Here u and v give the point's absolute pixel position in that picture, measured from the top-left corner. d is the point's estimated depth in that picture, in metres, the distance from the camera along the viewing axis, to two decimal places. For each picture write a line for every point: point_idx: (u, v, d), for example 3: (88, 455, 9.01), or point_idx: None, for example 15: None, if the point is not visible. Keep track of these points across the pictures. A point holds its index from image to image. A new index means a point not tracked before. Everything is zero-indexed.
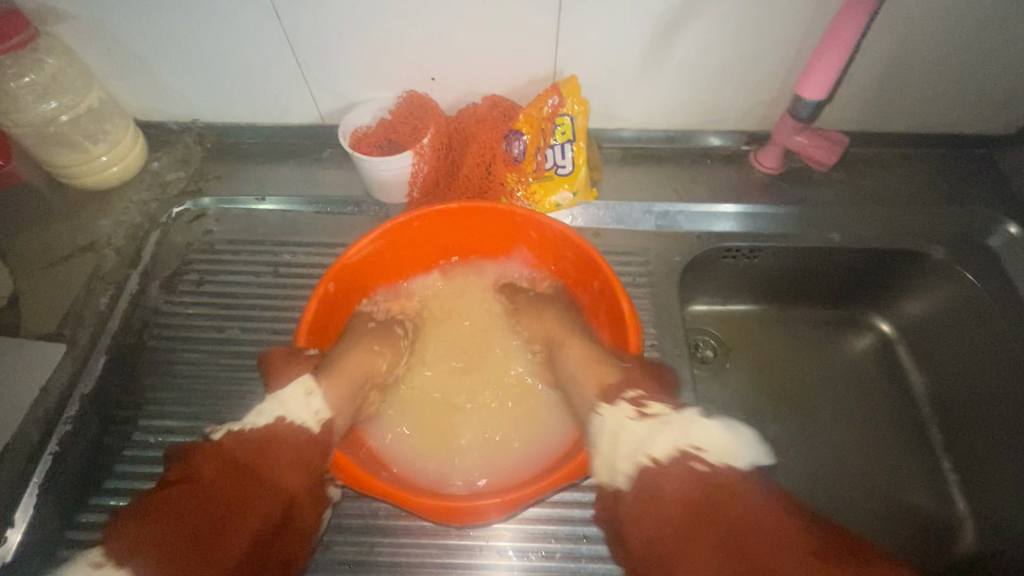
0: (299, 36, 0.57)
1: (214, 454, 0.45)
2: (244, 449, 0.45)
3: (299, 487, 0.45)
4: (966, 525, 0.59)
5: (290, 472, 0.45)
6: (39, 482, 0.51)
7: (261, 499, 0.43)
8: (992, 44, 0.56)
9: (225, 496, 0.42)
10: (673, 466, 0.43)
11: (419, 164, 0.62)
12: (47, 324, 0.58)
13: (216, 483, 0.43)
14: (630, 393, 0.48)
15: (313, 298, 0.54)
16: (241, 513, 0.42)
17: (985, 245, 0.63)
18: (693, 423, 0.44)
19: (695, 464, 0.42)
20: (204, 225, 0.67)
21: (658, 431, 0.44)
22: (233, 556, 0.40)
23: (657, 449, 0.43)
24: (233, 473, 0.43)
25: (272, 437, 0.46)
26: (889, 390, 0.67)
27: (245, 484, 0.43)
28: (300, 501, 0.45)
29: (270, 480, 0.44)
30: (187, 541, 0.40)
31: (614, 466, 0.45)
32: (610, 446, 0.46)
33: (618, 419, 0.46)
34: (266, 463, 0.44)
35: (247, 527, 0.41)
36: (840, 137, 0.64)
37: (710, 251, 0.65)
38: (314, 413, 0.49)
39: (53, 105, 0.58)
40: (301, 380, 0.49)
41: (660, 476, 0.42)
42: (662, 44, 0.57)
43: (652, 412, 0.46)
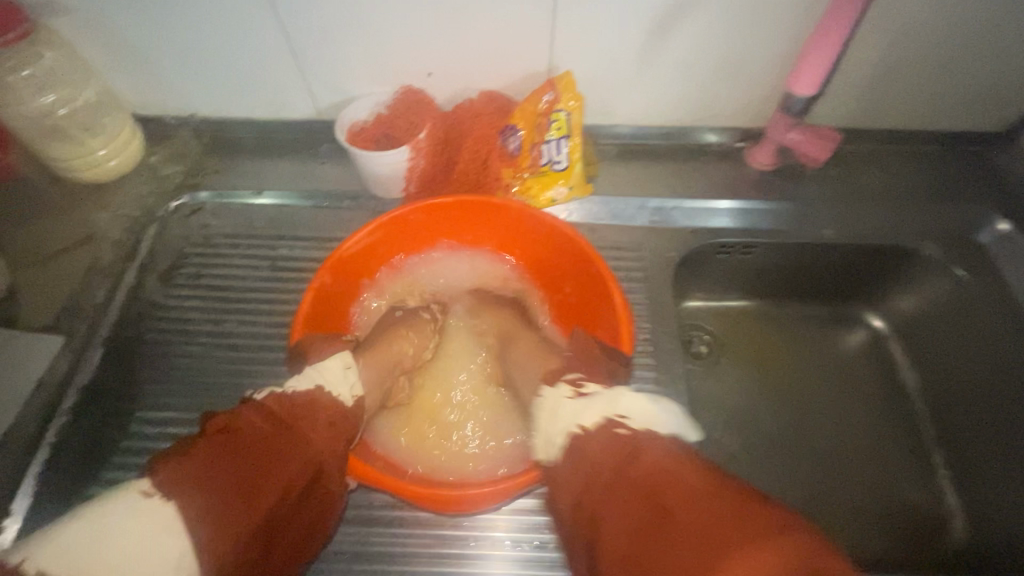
0: (296, 31, 0.57)
1: (261, 408, 0.43)
2: (286, 410, 0.44)
3: (330, 452, 0.44)
4: (956, 519, 0.60)
5: (325, 436, 0.45)
6: (37, 472, 0.52)
7: (302, 459, 0.42)
8: (982, 43, 0.57)
9: (269, 447, 0.41)
10: (597, 431, 0.44)
11: (416, 159, 0.62)
12: (45, 317, 0.59)
13: (260, 435, 0.41)
14: (573, 376, 0.51)
15: (310, 289, 0.55)
16: (283, 469, 0.41)
17: (977, 242, 0.64)
18: (622, 395, 0.46)
19: (616, 430, 0.43)
20: (201, 219, 0.67)
21: (588, 406, 0.46)
22: (267, 507, 0.39)
23: (585, 418, 0.45)
24: (274, 428, 0.42)
25: (310, 402, 0.46)
26: (881, 385, 0.68)
27: (285, 437, 0.42)
28: (330, 468, 0.44)
29: (308, 443, 0.43)
30: (237, 479, 0.38)
31: (550, 439, 0.47)
32: (546, 423, 0.48)
33: (556, 397, 0.49)
34: (306, 426, 0.44)
35: (285, 483, 0.40)
36: (831, 134, 0.65)
37: (705, 247, 0.65)
38: (350, 388, 0.50)
39: (51, 98, 0.59)
40: (341, 355, 0.51)
41: (583, 445, 0.43)
42: (656, 41, 0.57)
43: (588, 391, 0.48)
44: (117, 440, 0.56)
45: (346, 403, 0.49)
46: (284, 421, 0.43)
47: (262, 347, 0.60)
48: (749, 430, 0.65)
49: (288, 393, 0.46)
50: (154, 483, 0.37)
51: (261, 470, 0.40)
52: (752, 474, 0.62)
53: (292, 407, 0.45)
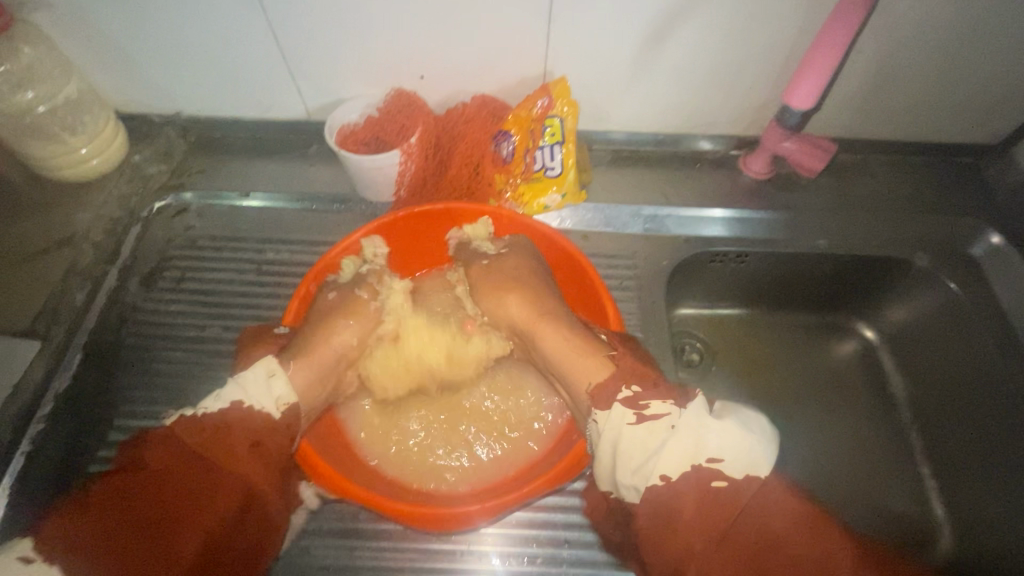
0: (285, 31, 0.56)
1: (164, 444, 0.45)
2: (198, 442, 0.45)
3: (263, 477, 0.46)
4: (943, 532, 0.60)
5: (254, 463, 0.46)
6: (10, 482, 0.50)
7: (221, 497, 0.44)
8: (978, 56, 0.57)
9: (175, 486, 0.43)
10: (685, 479, 0.43)
11: (406, 163, 0.61)
12: (23, 320, 0.57)
13: (153, 476, 0.43)
14: (627, 392, 0.47)
15: (297, 295, 0.55)
16: (195, 508, 0.43)
17: (968, 255, 0.64)
18: (703, 428, 0.44)
19: (710, 481, 0.43)
20: (186, 220, 0.66)
21: (666, 441, 0.44)
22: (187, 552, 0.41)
23: (668, 464, 0.43)
24: (183, 464, 0.44)
25: (228, 424, 0.46)
26: (872, 395, 0.68)
27: (202, 472, 0.44)
28: (264, 491, 0.46)
29: (226, 470, 0.45)
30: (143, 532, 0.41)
31: (620, 478, 0.45)
32: (611, 457, 0.45)
33: (619, 426, 0.45)
34: (225, 456, 0.45)
35: (200, 523, 0.42)
36: (828, 144, 0.64)
37: (699, 255, 0.65)
38: (274, 398, 0.49)
39: (30, 95, 0.57)
40: (265, 362, 0.50)
41: (674, 493, 0.43)
42: (653, 47, 0.56)
43: (653, 413, 0.45)
44: (94, 448, 0.54)
45: (275, 416, 0.49)
46: (200, 453, 0.45)
47: None
48: None
49: (201, 417, 0.46)
50: (36, 549, 0.40)
51: (171, 513, 0.42)
52: None
53: (201, 434, 0.46)
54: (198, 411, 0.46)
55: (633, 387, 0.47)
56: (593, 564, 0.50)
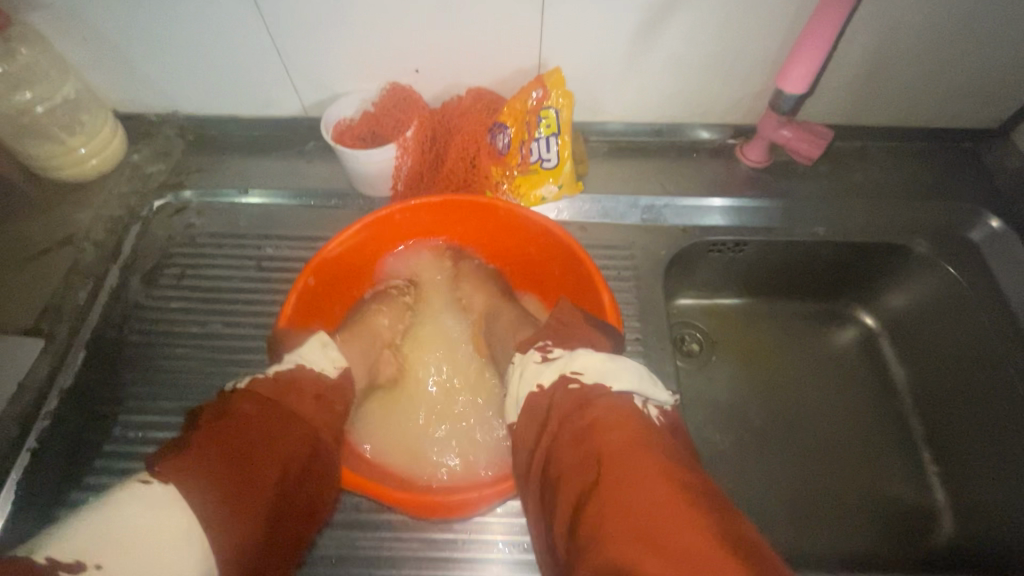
0: (280, 26, 0.56)
1: (252, 394, 0.41)
2: (271, 389, 0.42)
3: (322, 423, 0.44)
4: (945, 517, 0.60)
5: (313, 408, 0.44)
6: (17, 478, 0.51)
7: (294, 432, 0.41)
8: (974, 41, 0.56)
9: (269, 425, 0.40)
10: (556, 387, 0.43)
11: (403, 157, 0.61)
12: (27, 319, 0.58)
13: (249, 418, 0.40)
14: (542, 342, 0.49)
15: (292, 292, 0.53)
16: (272, 451, 0.39)
17: (968, 239, 0.64)
18: (577, 355, 0.44)
19: (571, 384, 0.42)
20: (185, 218, 0.66)
21: (549, 367, 0.45)
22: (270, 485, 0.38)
23: (545, 375, 0.44)
24: (263, 409, 0.41)
25: (296, 379, 0.45)
26: (872, 382, 0.68)
27: (280, 415, 0.41)
28: (326, 438, 0.43)
29: (299, 417, 0.42)
30: (236, 463, 0.37)
31: (515, 404, 0.46)
32: (514, 390, 0.47)
33: (525, 365, 0.47)
34: (292, 404, 0.43)
35: (278, 462, 0.39)
36: (826, 131, 0.64)
37: (696, 245, 0.65)
38: (332, 361, 0.50)
39: (28, 96, 0.57)
40: (318, 334, 0.51)
41: (546, 398, 0.43)
42: (646, 36, 0.56)
43: (554, 355, 0.47)
44: (99, 444, 0.54)
45: (331, 376, 0.48)
46: (276, 398, 0.42)
47: (249, 348, 0.59)
48: (740, 429, 0.65)
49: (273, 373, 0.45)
50: (155, 472, 0.35)
51: (262, 446, 0.38)
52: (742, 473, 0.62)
53: (279, 382, 0.44)
54: (266, 372, 0.45)
55: (585, 345, 0.50)
56: None
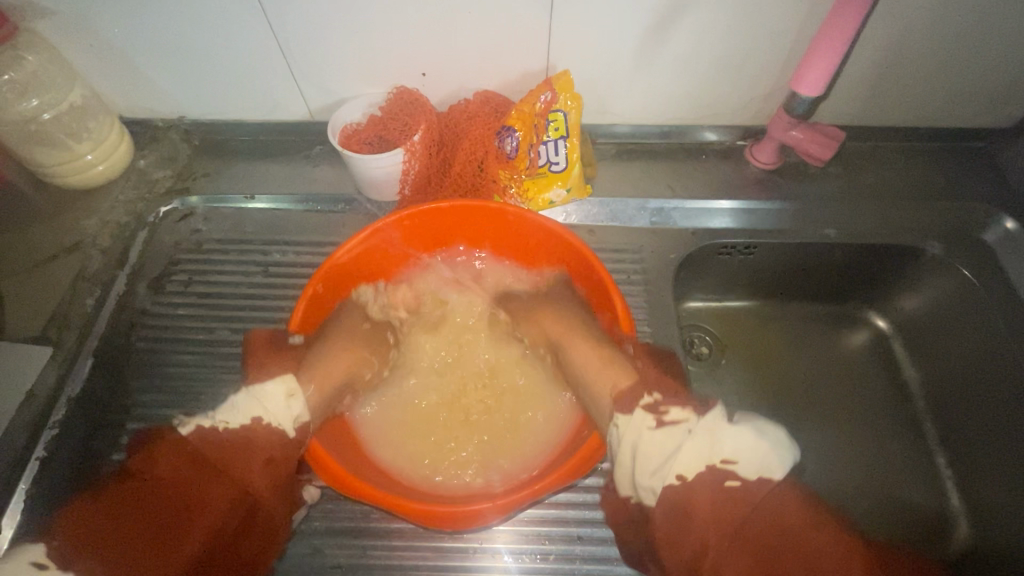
0: (286, 33, 0.56)
1: (176, 452, 0.50)
2: (208, 449, 0.49)
3: (266, 489, 0.49)
4: (961, 522, 0.59)
5: (260, 474, 0.48)
6: (27, 487, 0.51)
7: (221, 501, 0.48)
8: (989, 39, 0.56)
9: (188, 496, 0.47)
10: (700, 478, 0.46)
11: (410, 161, 0.61)
12: (34, 326, 0.57)
13: (163, 489, 0.48)
14: (647, 399, 0.50)
15: (302, 299, 0.53)
16: (186, 523, 0.46)
17: (982, 241, 0.63)
18: (720, 430, 0.47)
19: (725, 481, 0.46)
20: (192, 224, 0.66)
21: (687, 444, 0.46)
22: (188, 552, 0.45)
23: (684, 465, 0.46)
24: (199, 471, 0.48)
25: (250, 435, 0.49)
26: (884, 385, 0.67)
27: (198, 484, 0.48)
28: (264, 502, 0.49)
29: (242, 483, 0.48)
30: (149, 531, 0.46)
31: (638, 481, 0.47)
32: (631, 460, 0.47)
33: (640, 430, 0.47)
34: (239, 457, 0.48)
35: (203, 525, 0.47)
36: (835, 132, 0.64)
37: (706, 247, 0.64)
38: (293, 416, 0.50)
39: (35, 103, 0.56)
40: (284, 381, 0.51)
41: (689, 490, 0.46)
42: (657, 38, 0.56)
43: (673, 419, 0.48)
44: (108, 453, 0.54)
45: (289, 433, 0.50)
46: (209, 461, 0.49)
47: None
48: None
49: (212, 429, 0.49)
50: (48, 556, 0.44)
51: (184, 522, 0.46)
52: None
53: (223, 443, 0.49)
54: (217, 424, 0.49)
55: (654, 393, 0.50)
56: (608, 558, 0.50)
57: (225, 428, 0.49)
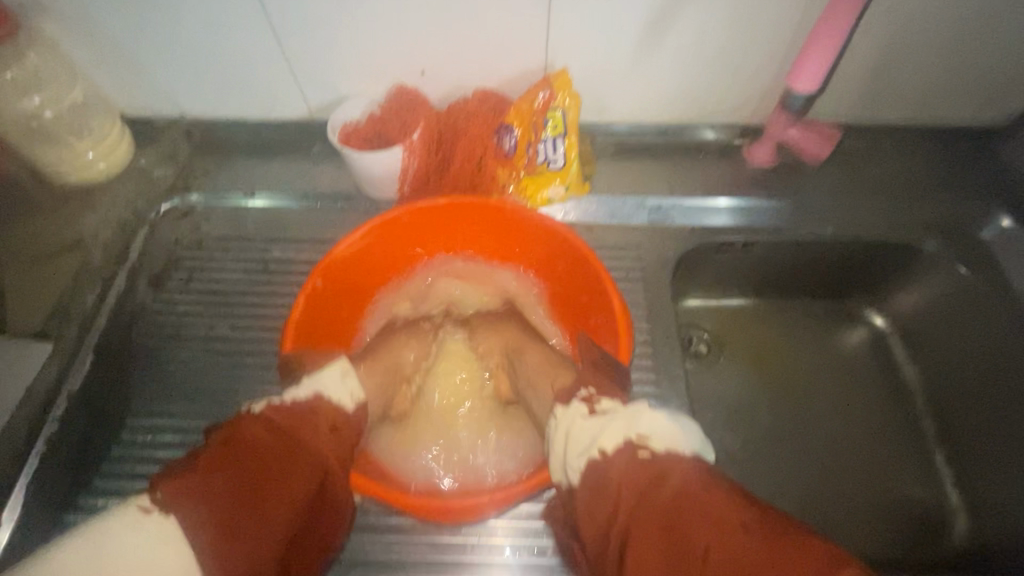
0: (286, 29, 0.56)
1: (258, 422, 0.42)
2: (283, 417, 0.43)
3: (337, 459, 0.44)
4: (958, 518, 0.59)
5: (332, 443, 0.44)
6: (26, 483, 0.51)
7: (305, 474, 0.41)
8: (985, 36, 0.56)
9: (267, 455, 0.40)
10: (619, 454, 0.42)
11: (409, 159, 0.61)
12: (35, 322, 0.58)
13: (260, 453, 0.40)
14: (584, 391, 0.49)
15: (299, 296, 0.53)
16: (283, 487, 0.39)
17: (979, 238, 0.63)
18: (641, 413, 0.44)
19: (640, 452, 0.42)
20: (192, 221, 0.66)
21: (608, 424, 0.44)
22: (275, 527, 0.38)
23: (607, 440, 0.43)
24: (281, 441, 0.42)
25: (310, 412, 0.45)
26: (882, 383, 0.67)
27: (288, 448, 0.41)
28: (339, 477, 0.44)
29: (313, 451, 0.43)
30: (241, 502, 0.37)
31: (569, 463, 0.45)
32: (563, 445, 0.46)
33: (572, 420, 0.47)
34: (307, 434, 0.43)
35: (283, 510, 0.39)
36: (832, 132, 0.64)
37: (704, 244, 0.64)
38: (351, 393, 0.49)
39: (36, 100, 0.57)
40: (340, 361, 0.50)
41: (607, 467, 0.42)
42: (655, 35, 0.56)
43: (603, 409, 0.46)
44: (108, 447, 0.55)
45: (350, 409, 0.48)
46: (287, 429, 0.43)
47: (256, 350, 0.59)
48: (750, 430, 0.64)
49: (285, 402, 0.45)
50: (155, 499, 0.36)
51: (263, 484, 0.39)
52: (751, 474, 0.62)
53: (286, 415, 0.44)
54: (285, 398, 0.45)
55: (590, 388, 0.49)
56: None
57: (294, 402, 0.45)
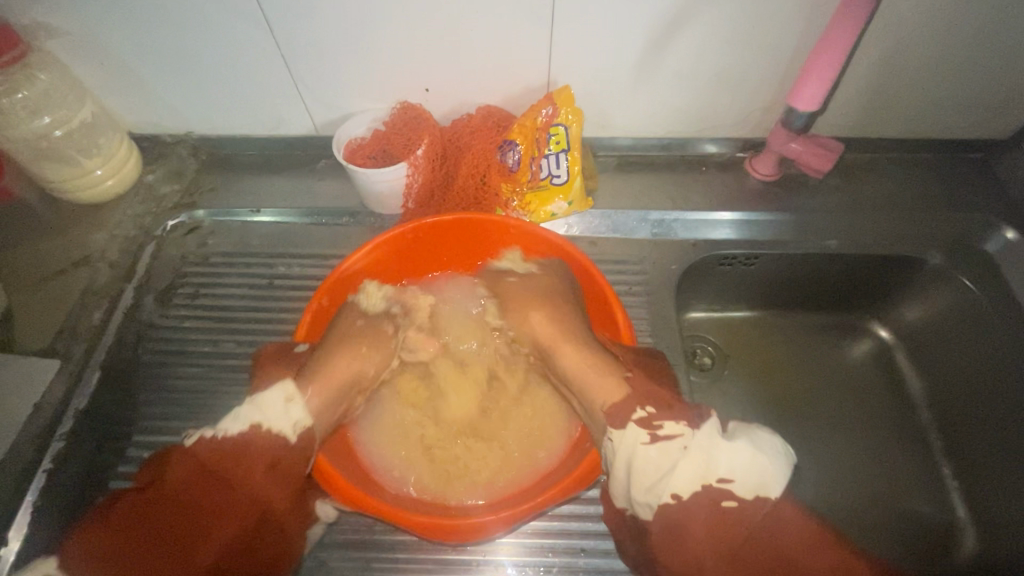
0: (293, 50, 0.57)
1: (186, 460, 0.49)
2: (211, 460, 0.48)
3: (272, 495, 0.48)
4: (967, 532, 0.59)
5: (262, 480, 0.48)
6: (33, 500, 0.51)
7: (233, 509, 0.47)
8: (984, 53, 0.57)
9: (194, 498, 0.47)
10: (698, 498, 0.45)
11: (414, 175, 0.62)
12: (43, 339, 0.58)
13: (178, 499, 0.47)
14: (640, 413, 0.48)
15: (307, 314, 0.56)
16: (209, 527, 0.47)
17: (982, 251, 0.63)
18: (718, 447, 0.46)
19: (722, 501, 0.45)
20: (199, 237, 0.67)
21: (677, 461, 0.45)
22: (203, 559, 0.46)
23: (681, 484, 0.45)
24: (201, 483, 0.48)
25: (246, 446, 0.48)
26: (888, 396, 0.67)
27: (214, 489, 0.47)
28: (277, 510, 0.49)
29: (240, 489, 0.48)
30: (154, 549, 0.46)
31: (633, 494, 0.46)
32: (626, 473, 0.46)
33: (633, 444, 0.46)
34: (236, 471, 0.48)
35: (227, 530, 0.47)
36: (836, 145, 0.65)
37: (707, 258, 0.64)
38: (292, 422, 0.50)
39: (47, 120, 0.58)
40: (284, 386, 0.51)
41: (687, 509, 0.45)
42: (656, 54, 0.57)
43: (668, 433, 0.46)
44: (114, 465, 0.55)
45: (289, 438, 0.49)
46: (212, 470, 0.48)
47: None
48: None
49: (220, 436, 0.48)
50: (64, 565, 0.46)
51: (188, 522, 0.47)
52: None
53: (217, 451, 0.48)
54: (216, 432, 0.48)
55: (647, 407, 0.48)
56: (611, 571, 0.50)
57: (224, 436, 0.48)
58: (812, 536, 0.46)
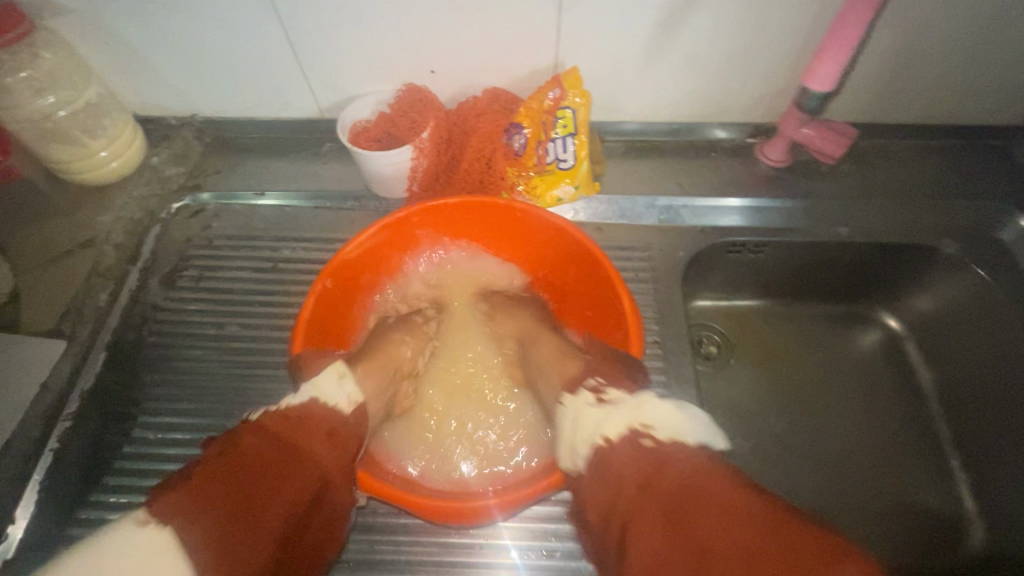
0: (298, 30, 0.56)
1: (258, 430, 0.42)
2: (282, 428, 0.43)
3: (332, 465, 0.44)
4: (975, 525, 0.58)
5: (326, 449, 0.44)
6: (39, 479, 0.51)
7: (308, 471, 0.42)
8: (1005, 36, 0.55)
9: (276, 464, 0.40)
10: (622, 443, 0.42)
11: (419, 158, 0.61)
12: (49, 320, 0.58)
13: (261, 456, 0.40)
14: (593, 382, 0.49)
15: (309, 296, 0.54)
16: (281, 490, 0.39)
17: (998, 239, 0.62)
18: (646, 400, 0.44)
19: (643, 442, 0.41)
20: (203, 220, 0.67)
21: (612, 414, 0.44)
22: (271, 529, 0.38)
23: (608, 427, 0.43)
24: (276, 451, 0.41)
25: (309, 416, 0.45)
26: (896, 385, 0.66)
27: (290, 456, 0.42)
28: (333, 483, 0.43)
29: (310, 457, 0.42)
30: (232, 505, 0.37)
31: (575, 449, 0.45)
32: (569, 431, 0.46)
33: (579, 409, 0.47)
34: (303, 442, 0.43)
35: (290, 498, 0.40)
36: (848, 130, 0.63)
37: (716, 245, 0.63)
38: (346, 396, 0.49)
39: (51, 100, 0.58)
40: (334, 364, 0.50)
41: (612, 457, 0.42)
42: (666, 35, 0.55)
43: (610, 398, 0.46)
44: (120, 445, 0.55)
45: (346, 413, 0.48)
46: (285, 438, 0.42)
47: (266, 350, 0.59)
48: (761, 433, 0.63)
49: (283, 408, 0.45)
50: (151, 512, 0.36)
51: (266, 489, 0.39)
52: (761, 476, 0.61)
53: (290, 422, 0.44)
54: (280, 406, 0.45)
55: (598, 377, 0.49)
56: None
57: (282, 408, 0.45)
58: (729, 481, 0.38)
